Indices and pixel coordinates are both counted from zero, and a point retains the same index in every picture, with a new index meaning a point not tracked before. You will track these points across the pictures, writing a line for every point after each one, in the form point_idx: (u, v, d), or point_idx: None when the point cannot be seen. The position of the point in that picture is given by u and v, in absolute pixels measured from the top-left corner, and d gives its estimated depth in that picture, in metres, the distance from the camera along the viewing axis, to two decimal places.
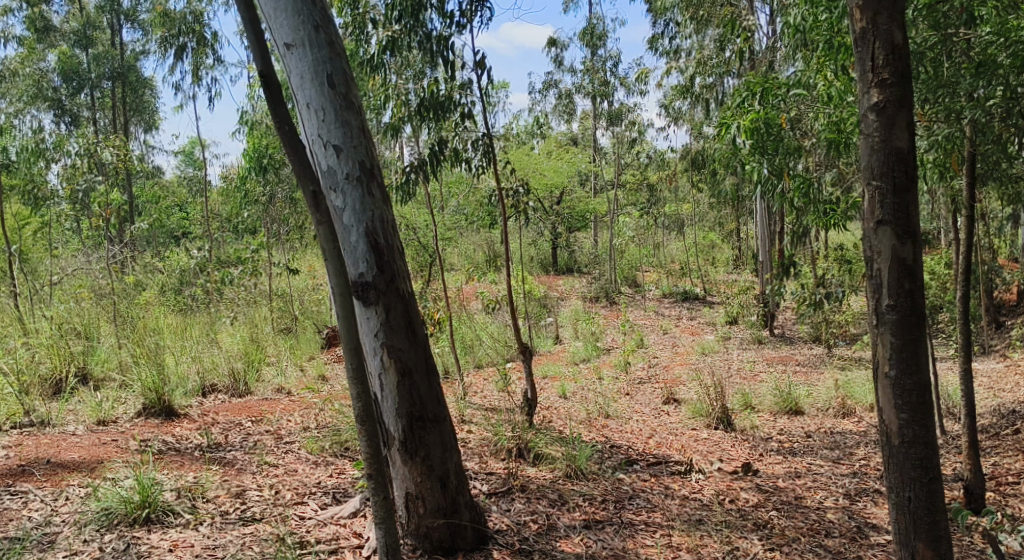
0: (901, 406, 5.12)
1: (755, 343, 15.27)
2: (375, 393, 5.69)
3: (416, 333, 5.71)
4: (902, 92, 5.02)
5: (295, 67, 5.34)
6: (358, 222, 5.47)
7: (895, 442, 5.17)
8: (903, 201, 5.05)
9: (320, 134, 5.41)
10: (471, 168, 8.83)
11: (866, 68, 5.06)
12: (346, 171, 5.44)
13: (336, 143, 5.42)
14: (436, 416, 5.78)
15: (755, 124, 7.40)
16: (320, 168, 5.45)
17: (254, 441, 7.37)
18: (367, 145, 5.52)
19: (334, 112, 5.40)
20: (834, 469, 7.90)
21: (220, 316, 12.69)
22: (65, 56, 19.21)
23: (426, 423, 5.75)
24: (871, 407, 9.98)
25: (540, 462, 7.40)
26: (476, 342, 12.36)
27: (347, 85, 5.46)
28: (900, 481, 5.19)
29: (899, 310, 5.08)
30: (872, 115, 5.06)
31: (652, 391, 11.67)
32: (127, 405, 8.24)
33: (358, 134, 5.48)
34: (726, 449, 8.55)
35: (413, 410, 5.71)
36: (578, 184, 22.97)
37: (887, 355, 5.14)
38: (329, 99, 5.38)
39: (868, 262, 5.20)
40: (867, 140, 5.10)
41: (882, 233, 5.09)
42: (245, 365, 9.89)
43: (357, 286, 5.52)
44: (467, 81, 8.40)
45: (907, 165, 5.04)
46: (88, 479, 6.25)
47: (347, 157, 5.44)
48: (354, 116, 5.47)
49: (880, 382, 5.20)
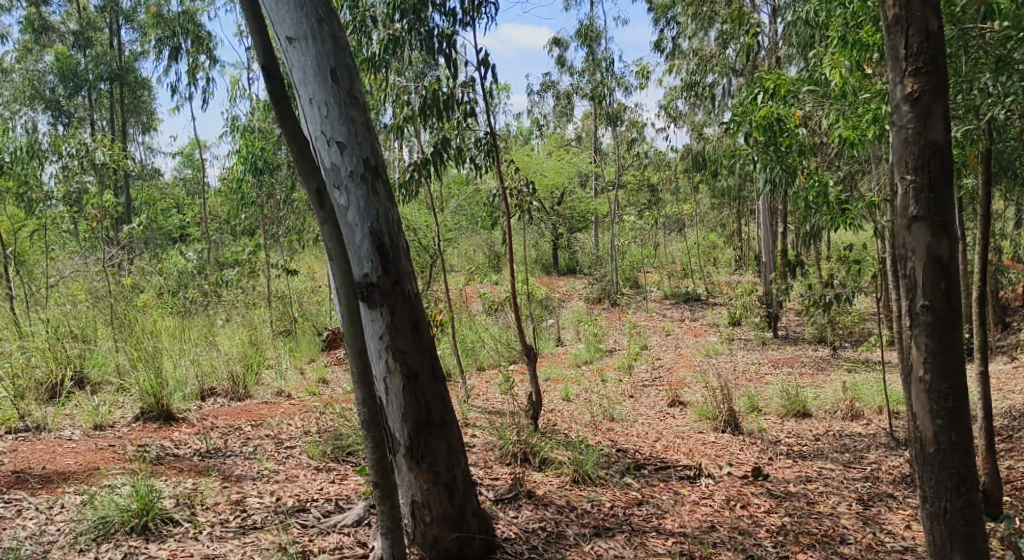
0: (937, 412, 4.98)
1: (759, 345, 15.15)
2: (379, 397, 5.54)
3: (422, 336, 5.55)
4: (936, 82, 4.88)
5: (297, 61, 5.20)
6: (362, 221, 5.32)
7: (930, 449, 5.04)
8: (938, 196, 4.91)
9: (323, 129, 5.26)
10: (474, 167, 8.74)
11: (898, 55, 4.93)
12: (350, 168, 5.29)
13: (340, 140, 5.27)
14: (443, 420, 5.62)
15: (767, 121, 7.09)
16: (323, 164, 5.31)
17: (254, 446, 7.24)
18: (372, 141, 5.37)
19: (337, 107, 5.25)
20: (845, 474, 7.74)
21: (217, 318, 12.56)
22: (64, 57, 19.19)
23: (432, 429, 5.59)
24: (880, 409, 9.88)
25: (547, 466, 7.29)
26: (478, 343, 12.23)
27: (351, 79, 5.31)
28: (936, 491, 5.05)
29: (933, 310, 4.95)
30: (906, 105, 4.92)
31: (656, 393, 11.54)
32: (125, 409, 8.11)
33: (362, 131, 5.34)
34: (735, 452, 8.42)
35: (419, 415, 5.55)
36: (578, 185, 22.92)
37: (922, 358, 5.00)
38: (332, 94, 5.24)
39: (901, 260, 5.06)
40: (901, 132, 4.95)
41: (916, 230, 4.96)
42: (244, 369, 9.77)
43: (361, 286, 5.37)
44: (470, 80, 8.28)
45: (943, 157, 4.90)
46: (85, 486, 6.09)
47: (350, 153, 5.29)
48: (359, 111, 5.32)
49: (914, 387, 5.06)
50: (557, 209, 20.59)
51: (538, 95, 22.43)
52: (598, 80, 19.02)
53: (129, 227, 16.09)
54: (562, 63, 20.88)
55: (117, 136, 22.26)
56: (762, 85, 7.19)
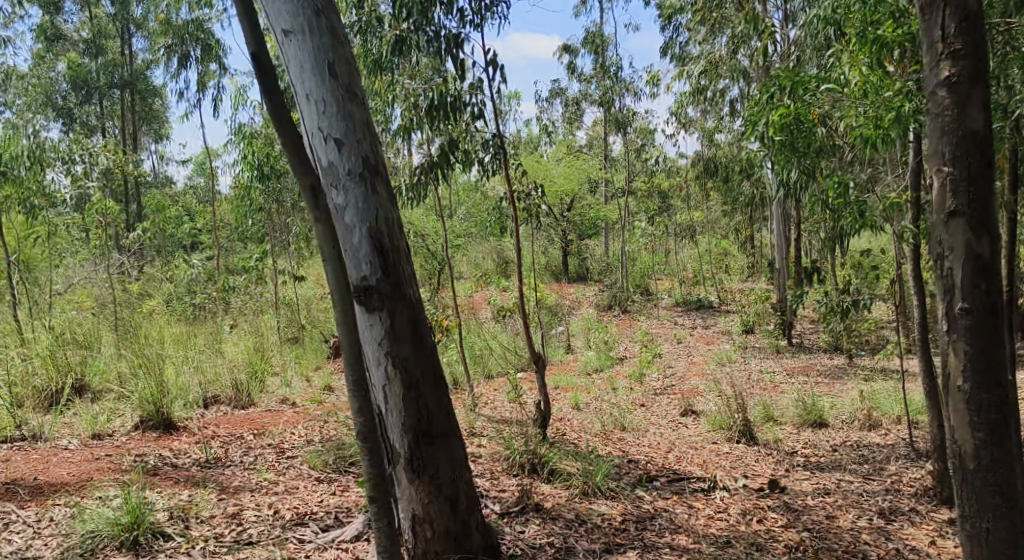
0: (976, 425, 4.77)
1: (772, 353, 14.88)
2: (378, 406, 5.32)
3: (423, 343, 5.35)
4: (975, 65, 4.67)
5: (294, 55, 5.05)
6: (361, 221, 5.13)
7: (970, 466, 4.81)
8: (978, 189, 4.70)
9: (320, 126, 5.08)
10: (483, 171, 8.54)
11: (934, 37, 4.73)
12: (348, 167, 5.11)
13: (338, 137, 5.10)
14: (444, 431, 5.41)
15: (785, 120, 6.85)
16: (320, 162, 5.13)
17: (255, 456, 7.04)
18: (372, 138, 5.19)
19: (335, 102, 5.07)
20: (865, 486, 7.49)
21: (223, 325, 12.40)
22: (74, 65, 19.14)
23: (434, 439, 5.37)
24: (898, 419, 9.64)
25: (555, 478, 7.08)
26: (486, 351, 12.03)
27: (350, 74, 5.14)
28: (978, 510, 4.82)
29: (973, 314, 4.73)
30: (943, 90, 4.71)
31: (668, 402, 11.30)
32: (125, 417, 7.92)
33: (361, 128, 5.15)
34: (749, 464, 8.19)
35: (420, 425, 5.34)
36: (589, 192, 22.72)
37: (961, 367, 4.78)
38: (329, 89, 5.06)
39: (937, 259, 4.84)
40: (937, 120, 4.75)
41: (954, 225, 4.74)
42: (248, 376, 9.57)
43: (360, 290, 5.18)
44: (478, 82, 8.09)
45: (982, 147, 4.68)
46: (76, 498, 5.90)
47: (348, 150, 5.10)
48: (357, 107, 5.14)
49: (952, 398, 4.84)
50: (567, 216, 20.39)
51: (548, 102, 22.26)
52: (607, 86, 18.83)
53: (137, 234, 15.97)
54: (571, 70, 20.70)
55: (128, 144, 22.19)
56: (779, 83, 6.94)
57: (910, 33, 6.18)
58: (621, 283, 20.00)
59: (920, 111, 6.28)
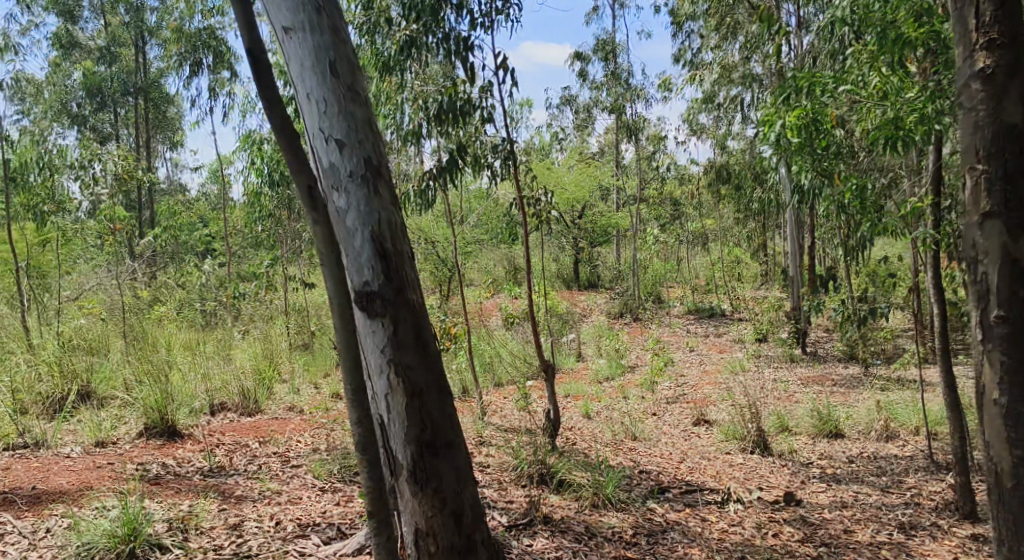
0: (1014, 442, 4.60)
1: (785, 362, 14.68)
2: (381, 416, 5.17)
3: (426, 350, 5.20)
4: (1011, 56, 4.55)
5: (294, 53, 4.99)
6: (363, 224, 5.02)
7: (1006, 484, 4.63)
8: (1015, 187, 4.55)
9: (322, 126, 5.00)
10: (492, 176, 8.41)
11: (969, 27, 4.63)
12: (349, 168, 5.01)
13: (339, 138, 5.01)
14: (449, 442, 5.26)
15: (803, 121, 6.62)
16: (321, 163, 5.03)
17: (259, 465, 6.90)
18: (374, 139, 5.10)
19: (336, 101, 5.00)
20: (883, 499, 7.29)
21: (233, 331, 12.31)
22: (87, 71, 19.16)
23: (438, 450, 5.22)
24: (916, 431, 9.47)
25: (563, 489, 6.93)
26: (496, 359, 11.89)
27: (352, 73, 5.07)
28: (1013, 530, 4.63)
29: (1010, 322, 4.57)
30: (977, 83, 4.59)
31: (680, 411, 11.12)
32: (129, 425, 7.80)
33: (363, 128, 5.07)
34: (764, 475, 8.01)
35: (423, 436, 5.18)
36: (601, 199, 22.57)
37: (996, 379, 4.63)
38: (331, 88, 4.99)
39: (971, 264, 4.69)
40: (972, 115, 4.62)
41: (989, 226, 4.59)
42: (256, 383, 9.45)
43: (362, 295, 5.06)
44: (487, 86, 7.96)
45: (1018, 142, 4.54)
46: (74, 508, 5.76)
47: (350, 151, 5.01)
48: (360, 107, 5.06)
49: (988, 413, 4.68)
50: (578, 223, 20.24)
51: (559, 109, 22.13)
52: (619, 93, 18.73)
53: (148, 240, 15.90)
54: (583, 77, 20.58)
55: (141, 151, 22.20)
56: (796, 85, 6.75)
57: (933, 32, 6.03)
58: (633, 290, 19.83)
59: (942, 113, 6.13)
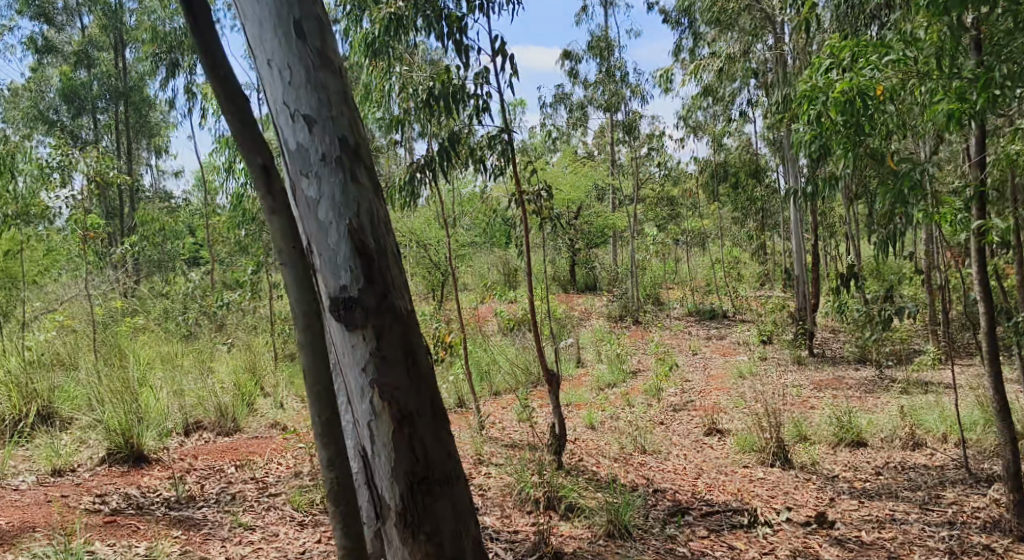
0: None
1: (794, 365, 14.02)
2: (364, 447, 4.62)
3: (418, 368, 4.64)
4: None
5: (253, 13, 4.58)
6: (337, 216, 4.56)
7: None
8: None
9: (287, 100, 4.58)
10: (488, 171, 7.77)
11: None
12: (320, 151, 4.57)
13: (307, 113, 4.58)
14: (445, 476, 4.63)
15: (847, 97, 6.05)
16: (288, 145, 4.61)
17: (232, 493, 6.22)
18: (350, 115, 4.64)
19: (305, 72, 4.58)
20: (923, 517, 6.65)
21: (215, 343, 11.61)
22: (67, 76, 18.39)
23: (432, 487, 4.60)
24: (944, 438, 8.87)
25: (574, 515, 6.31)
26: (493, 366, 11.24)
27: (323, 38, 4.63)
28: None
29: None
30: None
31: (689, 420, 10.48)
32: (92, 449, 7.08)
33: (336, 102, 4.62)
34: (790, 492, 7.35)
35: (416, 470, 4.58)
36: (596, 199, 21.89)
37: None
38: (297, 53, 4.57)
39: None
40: None
41: None
42: (234, 399, 8.73)
43: (339, 301, 4.56)
44: (483, 72, 7.31)
45: None
46: (10, 557, 5.15)
47: (319, 130, 4.58)
48: (331, 77, 4.62)
49: None
50: (575, 224, 19.55)
51: (552, 108, 21.42)
52: (614, 90, 18.06)
53: (125, 250, 15.16)
54: (576, 75, 19.92)
55: (122, 158, 21.41)
56: (836, 56, 6.20)
57: None
58: (632, 292, 19.22)
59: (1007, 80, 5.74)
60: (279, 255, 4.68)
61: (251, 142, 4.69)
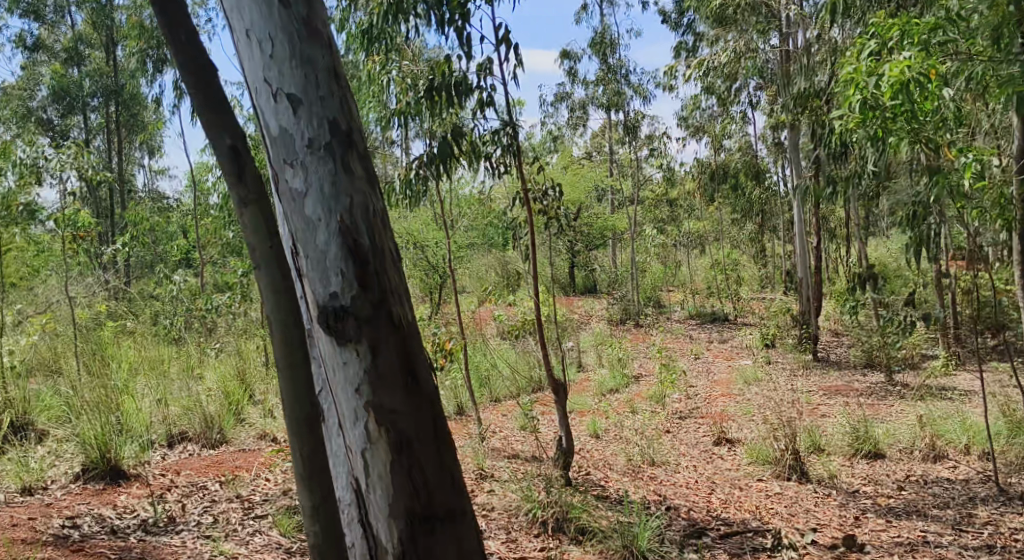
0: None
1: (802, 370, 13.61)
2: (358, 479, 4.18)
3: (418, 386, 4.19)
4: None
5: None
6: (327, 213, 4.14)
7: None
8: None
9: (269, 79, 4.18)
10: (492, 168, 7.33)
11: None
12: (308, 136, 4.16)
13: (292, 94, 4.17)
14: (449, 511, 4.19)
15: (904, 78, 5.63)
16: (270, 130, 4.20)
17: (214, 515, 5.83)
18: (340, 95, 4.23)
19: (289, 45, 4.18)
20: (958, 540, 6.26)
21: (202, 347, 11.13)
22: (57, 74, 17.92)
23: (434, 523, 4.16)
24: (966, 450, 8.46)
25: (585, 539, 5.93)
26: (493, 372, 10.80)
27: (310, 7, 4.22)
28: None
29: None
30: None
31: (697, 428, 10.03)
32: (66, 464, 6.61)
33: (325, 82, 4.20)
34: (811, 509, 6.92)
35: (415, 506, 4.13)
36: (596, 200, 21.45)
37: None
38: (282, 25, 4.17)
39: None
40: None
41: None
42: (222, 408, 8.28)
43: (330, 310, 4.13)
44: (486, 63, 6.87)
45: None
46: None
47: (306, 112, 4.16)
48: (319, 52, 4.21)
49: None
50: (575, 226, 19.11)
51: (551, 108, 20.96)
52: (615, 89, 17.62)
53: (111, 251, 14.64)
54: (577, 75, 19.52)
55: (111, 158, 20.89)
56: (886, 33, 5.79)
57: None
58: (632, 295, 18.79)
59: None
60: (255, 253, 4.30)
61: (223, 122, 4.36)
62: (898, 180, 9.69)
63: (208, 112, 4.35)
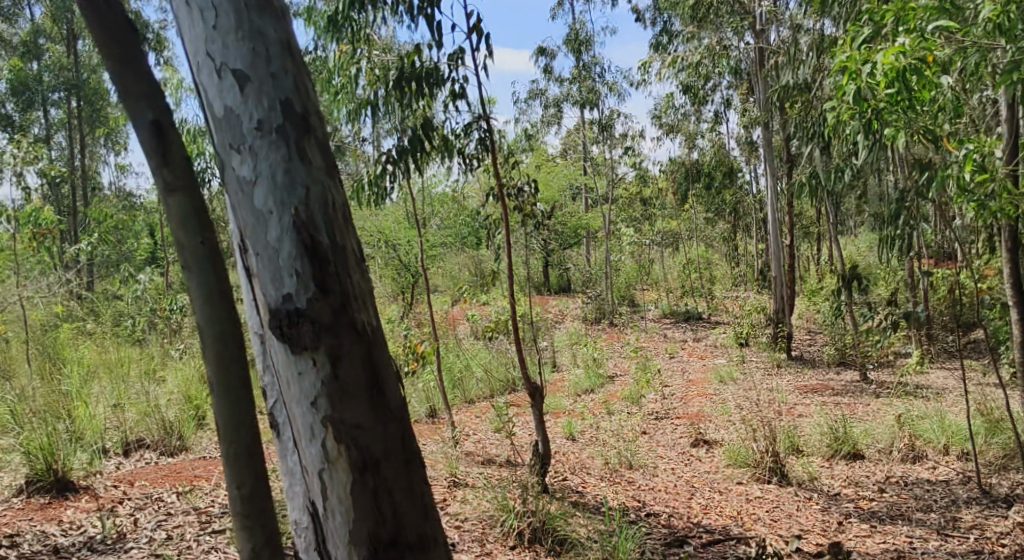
0: None
1: (776, 368, 13.46)
2: (316, 502, 3.92)
3: (383, 399, 3.93)
4: None
5: None
6: (280, 207, 3.86)
7: None
8: None
9: (212, 52, 3.90)
10: (464, 163, 7.06)
11: None
12: (256, 117, 3.88)
13: (238, 69, 3.89)
14: (419, 537, 3.94)
15: (900, 67, 5.37)
16: (215, 110, 3.93)
17: (167, 530, 5.55)
18: (294, 73, 3.96)
19: (236, 15, 3.90)
20: (944, 546, 6.11)
21: (164, 349, 10.77)
22: (17, 69, 17.37)
23: (402, 551, 3.91)
24: (946, 450, 8.31)
25: (563, 551, 5.70)
26: (465, 373, 10.53)
27: None
28: None
29: None
30: None
31: (673, 429, 9.82)
32: (11, 475, 6.25)
33: (275, 58, 3.93)
34: (794, 514, 6.73)
35: (380, 531, 3.88)
36: (569, 199, 21.21)
37: None
38: None
39: None
40: None
41: None
42: (182, 413, 7.95)
43: (284, 313, 3.86)
44: (457, 54, 6.59)
45: None
46: None
47: (255, 91, 3.89)
48: (268, 23, 3.93)
49: None
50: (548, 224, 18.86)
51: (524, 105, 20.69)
52: (590, 87, 17.38)
53: (71, 251, 14.19)
54: (551, 72, 19.26)
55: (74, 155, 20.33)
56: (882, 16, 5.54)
57: None
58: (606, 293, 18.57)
59: None
60: (184, 253, 4.01)
61: (145, 93, 4.06)
62: (877, 177, 9.52)
63: (130, 83, 4.04)
